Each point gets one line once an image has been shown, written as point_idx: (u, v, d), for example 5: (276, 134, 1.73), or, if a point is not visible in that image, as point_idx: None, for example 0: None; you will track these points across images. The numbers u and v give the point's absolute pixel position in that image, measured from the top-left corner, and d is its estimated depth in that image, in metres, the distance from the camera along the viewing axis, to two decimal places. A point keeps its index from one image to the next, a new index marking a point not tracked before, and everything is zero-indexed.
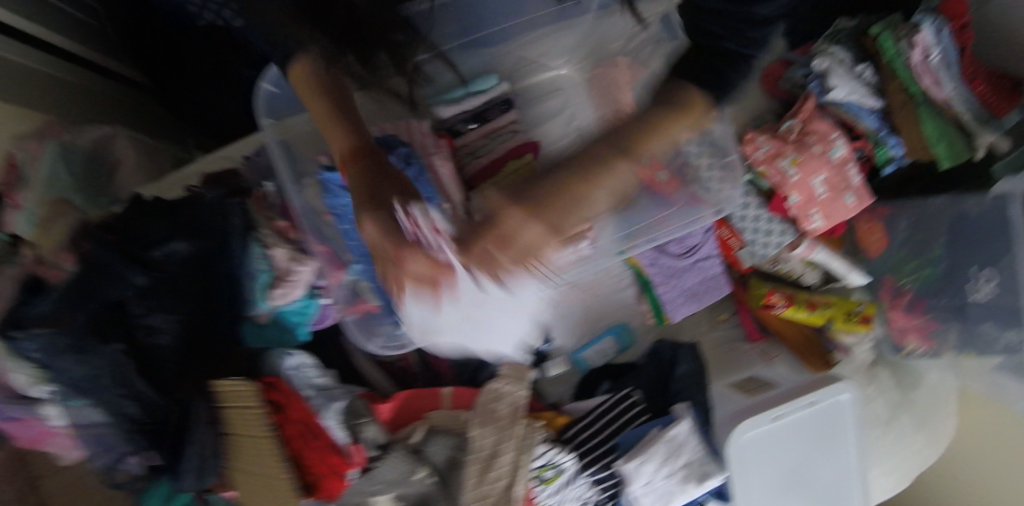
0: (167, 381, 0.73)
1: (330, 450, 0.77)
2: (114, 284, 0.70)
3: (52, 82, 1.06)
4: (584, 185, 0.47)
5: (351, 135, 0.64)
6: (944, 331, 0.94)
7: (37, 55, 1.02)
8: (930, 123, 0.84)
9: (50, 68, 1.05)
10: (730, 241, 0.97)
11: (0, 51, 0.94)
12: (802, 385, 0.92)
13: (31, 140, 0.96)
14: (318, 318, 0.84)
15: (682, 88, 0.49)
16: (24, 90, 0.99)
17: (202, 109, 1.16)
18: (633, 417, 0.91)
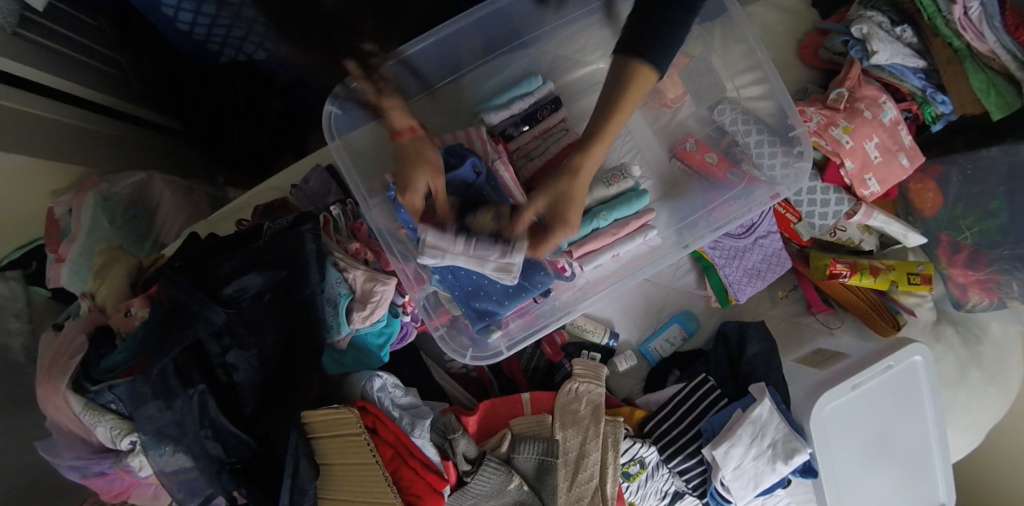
0: (251, 417, 0.76)
1: (424, 468, 0.74)
2: (196, 324, 0.71)
3: (80, 134, 1.07)
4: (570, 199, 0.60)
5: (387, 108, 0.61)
6: (1007, 282, 0.93)
7: (66, 109, 1.04)
8: (977, 77, 0.85)
9: (76, 120, 1.06)
10: (787, 215, 0.97)
11: (28, 106, 0.96)
12: (876, 351, 0.90)
13: (70, 195, 1.03)
14: (400, 335, 0.84)
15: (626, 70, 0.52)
16: (57, 143, 1.01)
17: (235, 144, 1.19)
18: (712, 403, 0.91)
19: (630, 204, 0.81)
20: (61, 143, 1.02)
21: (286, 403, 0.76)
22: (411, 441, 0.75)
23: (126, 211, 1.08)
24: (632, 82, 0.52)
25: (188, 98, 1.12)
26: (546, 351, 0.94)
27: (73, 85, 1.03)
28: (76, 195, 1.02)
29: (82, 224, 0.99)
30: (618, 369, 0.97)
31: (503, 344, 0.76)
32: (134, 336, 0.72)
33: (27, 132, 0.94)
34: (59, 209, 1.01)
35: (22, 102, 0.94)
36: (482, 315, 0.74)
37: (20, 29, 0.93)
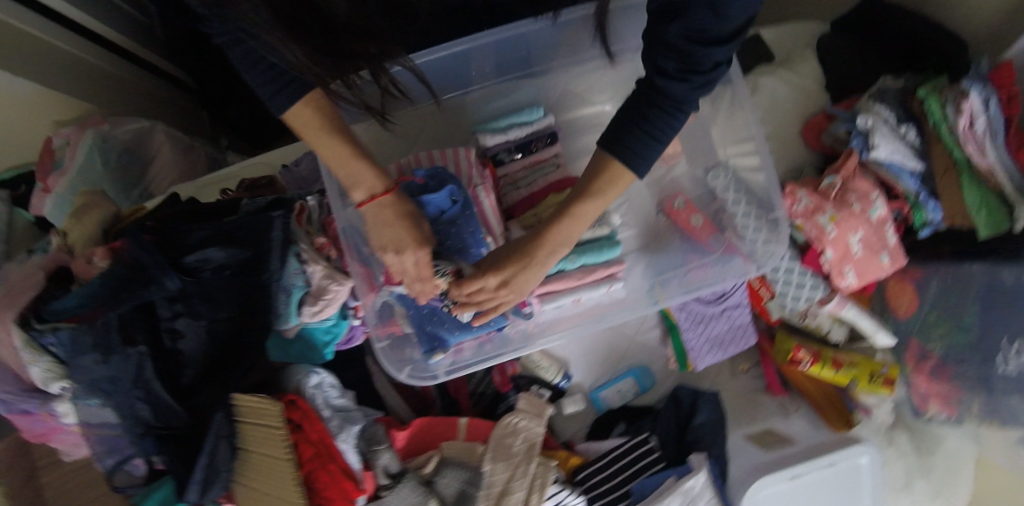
0: (187, 387, 0.75)
1: (343, 473, 0.74)
2: (152, 287, 0.71)
3: (96, 71, 1.09)
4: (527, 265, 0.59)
5: (372, 176, 0.59)
6: (967, 400, 0.92)
7: (87, 45, 1.06)
8: (974, 195, 0.83)
9: (95, 58, 1.08)
10: (761, 290, 0.98)
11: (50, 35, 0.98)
12: (822, 445, 0.90)
13: (71, 128, 1.05)
14: (347, 337, 0.83)
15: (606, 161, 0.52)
16: (70, 75, 1.03)
17: (242, 113, 1.28)
18: (649, 464, 0.89)
19: (600, 251, 0.80)
20: (74, 78, 1.04)
21: (224, 378, 0.77)
22: (333, 444, 0.74)
23: (121, 157, 1.09)
24: (609, 171, 0.52)
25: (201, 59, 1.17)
26: (494, 380, 0.93)
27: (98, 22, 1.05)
28: (76, 130, 1.04)
29: (75, 161, 1.02)
30: (564, 410, 0.97)
31: (442, 369, 0.74)
32: (90, 287, 0.72)
33: (42, 61, 0.97)
34: (58, 141, 1.04)
35: (44, 32, 0.96)
36: (432, 338, 0.73)
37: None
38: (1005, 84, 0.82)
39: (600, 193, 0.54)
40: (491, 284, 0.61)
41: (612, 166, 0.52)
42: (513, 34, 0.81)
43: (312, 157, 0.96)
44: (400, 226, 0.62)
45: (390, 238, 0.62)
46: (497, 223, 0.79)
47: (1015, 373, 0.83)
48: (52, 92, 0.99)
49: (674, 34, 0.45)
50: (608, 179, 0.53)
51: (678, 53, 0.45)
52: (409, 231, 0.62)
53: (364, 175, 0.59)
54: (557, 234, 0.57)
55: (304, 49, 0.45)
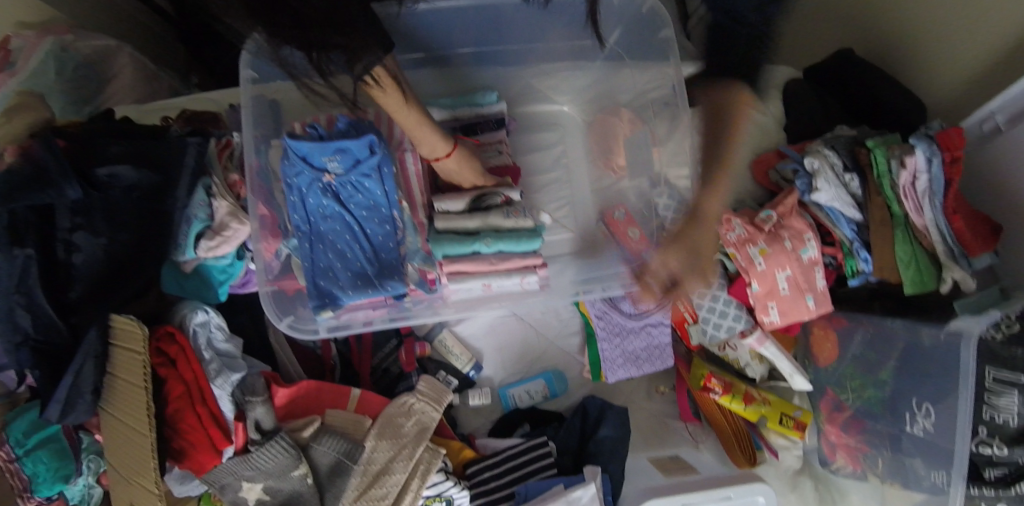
0: (70, 304, 0.70)
1: (212, 419, 0.70)
2: (51, 192, 0.67)
3: None
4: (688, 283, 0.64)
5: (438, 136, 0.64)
6: (874, 456, 0.89)
7: None
8: (902, 247, 0.83)
9: None
10: (686, 314, 0.96)
11: None
12: (723, 477, 0.87)
13: (34, 33, 1.05)
14: (243, 280, 0.81)
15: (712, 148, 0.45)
16: None
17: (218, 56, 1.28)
18: (540, 468, 0.86)
19: (518, 241, 0.76)
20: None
21: (105, 297, 0.71)
22: (208, 388, 0.71)
23: (78, 71, 1.08)
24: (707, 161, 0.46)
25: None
26: (400, 357, 0.90)
27: None
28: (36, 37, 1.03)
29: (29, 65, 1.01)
30: (468, 402, 0.94)
31: (325, 326, 0.70)
32: None
33: None
34: (17, 42, 1.04)
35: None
36: (322, 293, 0.69)
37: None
38: (951, 148, 0.79)
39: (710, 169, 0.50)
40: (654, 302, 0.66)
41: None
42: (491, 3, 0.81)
43: None
44: (466, 169, 0.74)
45: (460, 175, 0.74)
46: (421, 190, 0.77)
47: (921, 435, 0.81)
48: None
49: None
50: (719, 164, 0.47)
51: None
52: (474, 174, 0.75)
53: (431, 141, 0.64)
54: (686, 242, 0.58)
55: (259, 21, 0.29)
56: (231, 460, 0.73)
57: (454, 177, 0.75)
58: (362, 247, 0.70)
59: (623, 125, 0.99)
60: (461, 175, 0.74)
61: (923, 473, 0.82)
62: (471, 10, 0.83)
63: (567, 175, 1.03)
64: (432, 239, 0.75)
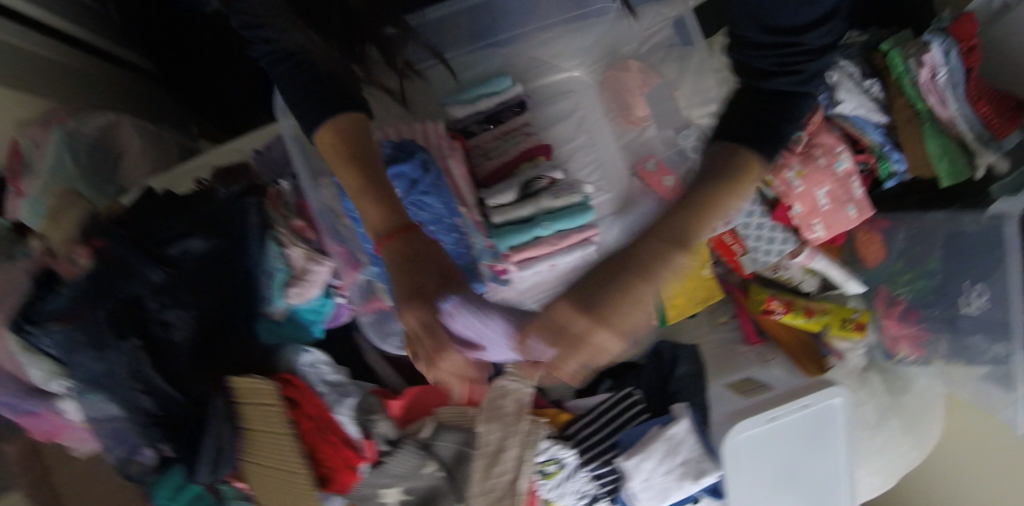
0: (179, 374, 0.75)
1: (344, 444, 0.79)
2: (133, 280, 0.72)
3: (57, 69, 1.04)
4: (646, 281, 0.46)
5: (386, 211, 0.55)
6: (934, 341, 0.95)
7: (46, 42, 1.01)
8: (933, 141, 0.87)
9: (52, 54, 1.02)
10: (733, 246, 0.98)
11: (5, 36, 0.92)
12: (795, 389, 0.94)
13: (35, 128, 0.98)
14: (334, 315, 0.87)
15: (739, 153, 0.50)
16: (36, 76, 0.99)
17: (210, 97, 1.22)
18: (633, 415, 0.95)
19: (573, 218, 0.80)
20: (40, 73, 1.00)
21: (214, 363, 0.79)
22: (333, 417, 0.79)
23: (91, 151, 1.01)
24: (736, 173, 0.50)
25: (164, 43, 1.14)
26: None
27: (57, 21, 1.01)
28: (41, 130, 0.97)
29: (45, 160, 0.95)
30: (551, 371, 1.01)
31: None
32: (75, 288, 0.73)
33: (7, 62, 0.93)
34: (23, 143, 0.98)
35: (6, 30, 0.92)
36: None
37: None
38: (965, 38, 0.82)
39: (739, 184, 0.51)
40: (581, 327, 0.44)
41: (752, 158, 0.51)
42: None
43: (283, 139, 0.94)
44: (401, 276, 0.51)
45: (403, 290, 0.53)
46: (469, 191, 0.81)
47: (978, 314, 0.86)
48: (20, 95, 0.96)
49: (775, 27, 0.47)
50: (740, 167, 0.50)
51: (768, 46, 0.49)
52: (406, 277, 0.51)
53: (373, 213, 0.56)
54: (690, 226, 0.50)
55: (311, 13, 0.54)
56: (369, 473, 0.82)
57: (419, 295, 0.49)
58: None
59: (634, 77, 0.98)
60: (394, 279, 0.53)
61: (984, 348, 0.87)
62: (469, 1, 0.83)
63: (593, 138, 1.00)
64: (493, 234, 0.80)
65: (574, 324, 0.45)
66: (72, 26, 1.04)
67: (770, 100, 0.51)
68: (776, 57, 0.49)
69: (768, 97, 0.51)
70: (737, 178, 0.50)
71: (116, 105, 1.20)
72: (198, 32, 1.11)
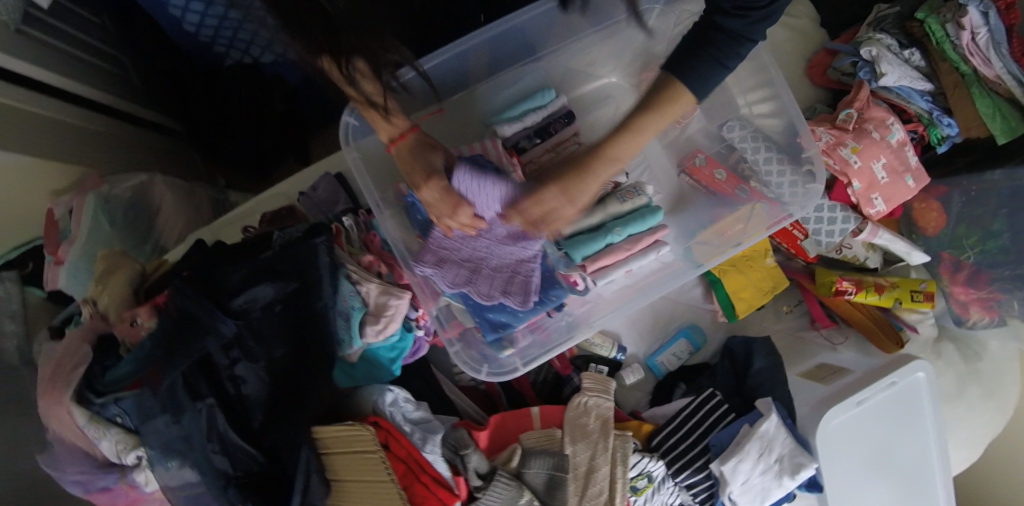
0: (255, 430, 0.74)
1: (434, 484, 0.73)
2: (207, 335, 0.69)
3: (85, 136, 1.02)
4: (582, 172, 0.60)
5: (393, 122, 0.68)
6: (1007, 301, 0.94)
7: (72, 109, 0.99)
8: (984, 102, 0.86)
9: (80, 121, 1.00)
10: (793, 231, 0.98)
11: (35, 106, 0.90)
12: (878, 368, 0.91)
13: (71, 194, 0.97)
14: (412, 349, 0.83)
15: (669, 82, 0.54)
16: (69, 146, 0.97)
17: (235, 150, 1.20)
18: (719, 417, 0.92)
19: (643, 219, 0.81)
20: (71, 143, 0.98)
21: (294, 419, 0.73)
22: (421, 456, 0.74)
23: (127, 213, 1.00)
24: (674, 100, 0.54)
25: (166, 92, 1.11)
26: (554, 365, 0.95)
27: (84, 87, 0.99)
28: (76, 196, 0.96)
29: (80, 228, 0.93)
30: (625, 382, 0.98)
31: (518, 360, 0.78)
32: (143, 349, 0.69)
33: (39, 132, 0.90)
34: (58, 210, 0.95)
35: (32, 102, 0.89)
36: (495, 325, 0.76)
37: (23, 25, 0.88)
38: None
39: (668, 112, 0.56)
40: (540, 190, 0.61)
41: (678, 90, 0.54)
42: (509, 25, 0.85)
43: (329, 180, 0.97)
44: (416, 160, 0.70)
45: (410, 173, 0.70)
46: None
47: None
48: (58, 162, 0.94)
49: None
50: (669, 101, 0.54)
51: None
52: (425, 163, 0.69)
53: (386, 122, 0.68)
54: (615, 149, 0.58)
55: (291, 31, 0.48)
56: None
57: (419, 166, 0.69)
58: None
59: None
60: (404, 161, 0.71)
61: None
62: (486, 33, 0.84)
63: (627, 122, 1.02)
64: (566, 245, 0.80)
65: (541, 199, 0.62)
66: (97, 92, 1.03)
67: (710, 45, 0.50)
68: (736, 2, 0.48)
69: (713, 37, 0.50)
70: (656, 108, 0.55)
71: (144, 166, 1.19)
72: (234, 94, 1.11)
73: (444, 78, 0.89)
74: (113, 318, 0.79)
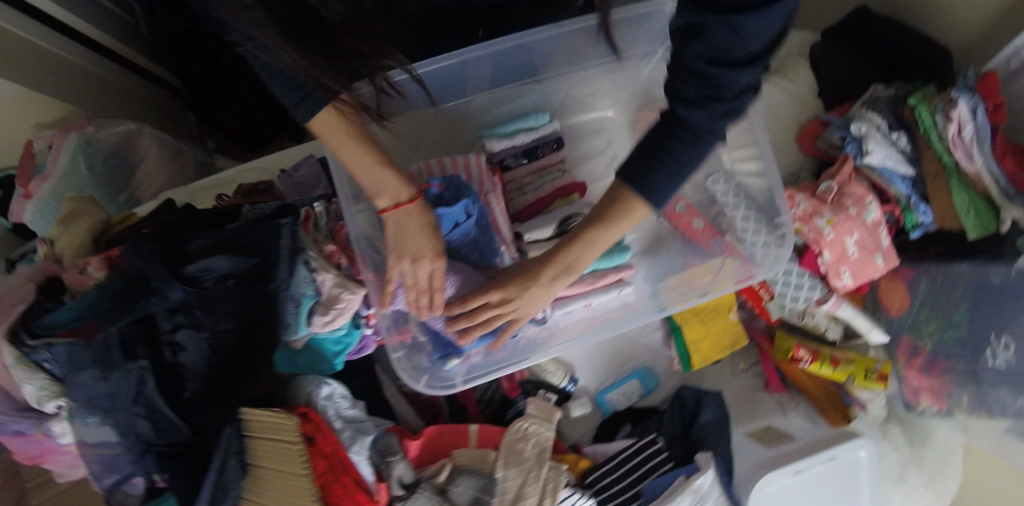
0: (186, 402, 0.71)
1: (358, 486, 0.74)
2: (153, 297, 0.67)
3: (85, 75, 1.01)
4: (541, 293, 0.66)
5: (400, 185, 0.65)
6: (956, 394, 0.95)
7: (71, 46, 0.98)
8: (960, 195, 0.87)
9: (79, 58, 0.99)
10: (760, 291, 1.00)
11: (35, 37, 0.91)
12: (822, 439, 0.91)
13: (54, 131, 0.95)
14: (358, 346, 0.82)
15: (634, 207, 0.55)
16: (63, 80, 0.96)
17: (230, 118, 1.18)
18: (657, 465, 0.90)
19: (610, 257, 0.84)
20: (64, 80, 0.97)
21: (228, 394, 0.72)
22: (347, 456, 0.74)
23: (105, 161, 1.00)
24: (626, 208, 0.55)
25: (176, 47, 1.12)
26: (503, 385, 0.94)
27: (90, 27, 0.99)
28: (58, 133, 0.94)
29: (58, 165, 0.92)
30: (572, 413, 0.98)
31: (460, 375, 0.77)
32: (89, 301, 0.68)
33: (37, 64, 0.91)
34: (39, 144, 0.94)
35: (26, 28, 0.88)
36: (446, 344, 0.74)
37: None
38: (991, 95, 0.83)
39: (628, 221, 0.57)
40: (494, 298, 0.67)
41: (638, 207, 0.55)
42: (516, 43, 0.83)
43: (312, 162, 0.96)
44: (425, 235, 0.68)
45: (415, 245, 0.67)
46: (507, 228, 0.84)
47: (1003, 368, 0.85)
48: (43, 98, 0.93)
49: (700, 58, 0.43)
50: (621, 217, 0.57)
51: (701, 75, 0.44)
52: (431, 242, 0.68)
53: (391, 185, 0.65)
54: (565, 257, 0.63)
55: (298, 49, 0.49)
56: None
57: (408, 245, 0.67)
58: None
59: None
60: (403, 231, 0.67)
61: (1007, 401, 0.88)
62: (495, 47, 0.82)
63: (613, 152, 1.02)
64: None
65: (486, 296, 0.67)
66: (99, 33, 1.02)
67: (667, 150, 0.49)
68: (701, 87, 0.45)
69: (673, 125, 0.48)
70: (613, 223, 0.57)
71: (141, 117, 1.17)
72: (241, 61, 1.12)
73: (440, 85, 0.87)
74: (71, 263, 0.79)
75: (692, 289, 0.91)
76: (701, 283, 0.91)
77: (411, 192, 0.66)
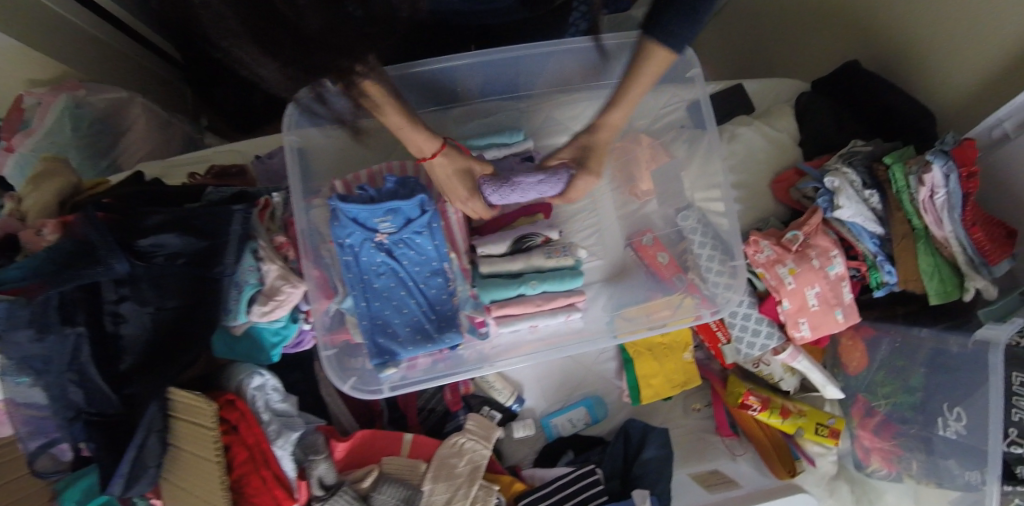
0: (121, 375, 0.69)
1: (277, 482, 0.73)
2: (97, 266, 0.65)
3: (86, 40, 1.03)
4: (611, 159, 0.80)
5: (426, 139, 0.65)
6: (907, 458, 0.92)
7: (78, 10, 1.00)
8: (927, 260, 0.86)
9: (83, 22, 1.01)
10: (719, 332, 0.99)
11: None
12: (761, 492, 0.89)
13: (45, 89, 0.97)
14: (295, 340, 0.82)
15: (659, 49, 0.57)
16: (63, 43, 0.98)
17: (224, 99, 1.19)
18: (591, 495, 0.87)
19: (563, 280, 0.85)
20: (65, 42, 0.98)
21: (160, 371, 0.70)
22: (270, 449, 0.74)
23: (92, 126, 1.00)
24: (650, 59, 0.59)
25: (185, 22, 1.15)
26: (446, 397, 0.93)
27: None
28: (50, 93, 0.96)
29: (45, 122, 0.94)
30: (513, 434, 0.96)
31: (390, 383, 0.77)
32: (33, 261, 0.66)
33: (41, 26, 0.93)
34: (29, 100, 0.96)
35: None
36: (383, 351, 0.76)
37: None
38: (966, 163, 0.81)
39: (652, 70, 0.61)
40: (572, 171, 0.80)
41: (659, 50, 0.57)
42: (508, 56, 0.85)
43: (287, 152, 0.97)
44: (456, 181, 0.74)
45: (452, 186, 0.74)
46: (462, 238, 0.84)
47: (954, 438, 0.83)
48: (39, 57, 0.94)
49: None
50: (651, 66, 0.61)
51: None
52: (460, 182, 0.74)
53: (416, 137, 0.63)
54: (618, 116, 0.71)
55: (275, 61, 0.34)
56: None
57: (451, 184, 0.74)
58: (418, 301, 0.78)
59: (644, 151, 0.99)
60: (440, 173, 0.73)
61: (957, 472, 0.84)
62: (484, 57, 0.84)
63: None
64: (479, 285, 0.84)
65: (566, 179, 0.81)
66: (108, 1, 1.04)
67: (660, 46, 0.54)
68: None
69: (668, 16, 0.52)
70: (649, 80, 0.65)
71: (138, 85, 1.18)
72: None
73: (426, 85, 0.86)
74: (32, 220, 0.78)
75: (651, 321, 0.90)
76: (659, 317, 0.90)
77: (433, 147, 0.66)
